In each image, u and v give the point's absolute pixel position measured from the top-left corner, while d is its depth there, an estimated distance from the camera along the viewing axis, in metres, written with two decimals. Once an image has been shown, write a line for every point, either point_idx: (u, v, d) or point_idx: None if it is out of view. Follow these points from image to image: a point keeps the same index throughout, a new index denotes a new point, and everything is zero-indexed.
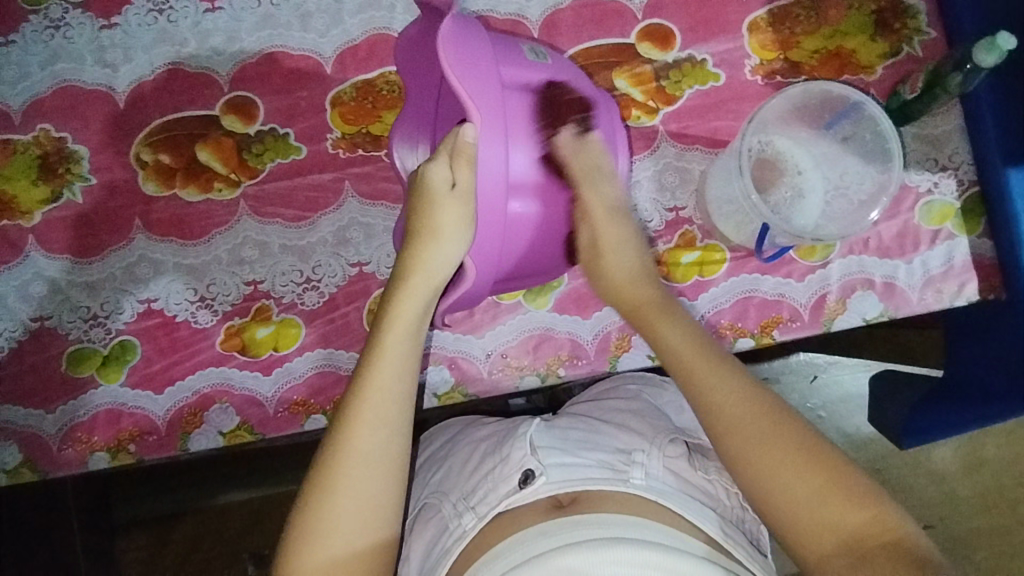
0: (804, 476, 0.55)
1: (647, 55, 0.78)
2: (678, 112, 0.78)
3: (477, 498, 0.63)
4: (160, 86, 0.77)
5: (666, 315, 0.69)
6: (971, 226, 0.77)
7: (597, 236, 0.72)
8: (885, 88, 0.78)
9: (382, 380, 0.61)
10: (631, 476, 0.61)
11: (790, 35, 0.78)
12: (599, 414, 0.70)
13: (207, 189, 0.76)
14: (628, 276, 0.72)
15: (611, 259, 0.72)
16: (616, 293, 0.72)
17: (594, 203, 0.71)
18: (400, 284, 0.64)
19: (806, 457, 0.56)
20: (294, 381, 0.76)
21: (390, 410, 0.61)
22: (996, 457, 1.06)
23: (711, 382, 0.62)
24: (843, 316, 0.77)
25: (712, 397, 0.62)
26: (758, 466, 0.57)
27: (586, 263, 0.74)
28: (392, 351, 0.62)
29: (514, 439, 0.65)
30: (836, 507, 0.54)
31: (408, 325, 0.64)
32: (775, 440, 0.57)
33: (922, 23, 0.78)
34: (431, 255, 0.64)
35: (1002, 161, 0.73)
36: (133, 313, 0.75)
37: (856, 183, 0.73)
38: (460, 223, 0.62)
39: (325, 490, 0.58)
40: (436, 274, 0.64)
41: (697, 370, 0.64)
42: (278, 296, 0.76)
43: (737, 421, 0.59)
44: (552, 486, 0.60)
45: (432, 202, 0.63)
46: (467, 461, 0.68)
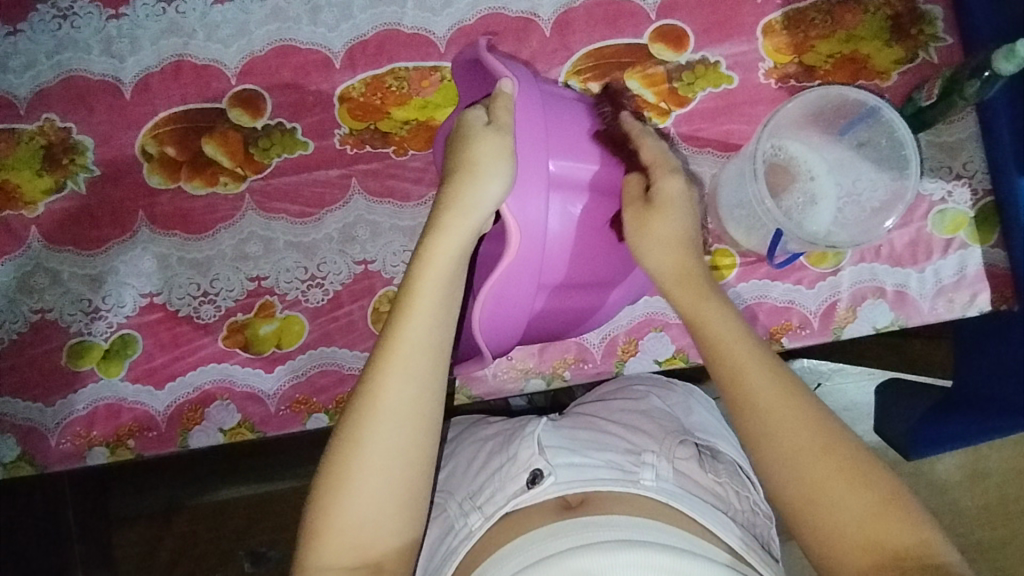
0: (858, 494, 0.53)
1: (660, 56, 0.77)
2: (690, 114, 0.77)
3: (484, 497, 0.62)
4: (167, 77, 0.76)
5: (712, 301, 0.63)
6: (984, 235, 0.76)
7: (654, 188, 0.65)
8: (900, 94, 0.77)
9: (413, 330, 0.58)
10: (641, 477, 0.60)
11: (805, 39, 0.77)
12: (607, 414, 0.69)
13: (212, 183, 0.75)
14: (678, 244, 0.64)
15: (660, 215, 0.64)
16: (659, 259, 0.64)
17: (654, 158, 0.65)
18: (435, 226, 0.60)
19: (857, 480, 0.54)
20: (296, 378, 0.75)
21: (421, 364, 0.57)
22: (1001, 469, 1.05)
23: (766, 390, 0.58)
24: (853, 324, 0.76)
25: (774, 401, 0.57)
26: (807, 480, 0.55)
27: (631, 213, 0.65)
28: (424, 303, 0.58)
29: (521, 438, 0.64)
30: (884, 531, 0.52)
31: (443, 272, 0.59)
32: (829, 457, 0.55)
33: (938, 29, 0.77)
34: (468, 196, 0.59)
35: (1016, 171, 0.72)
36: (135, 306, 0.75)
37: (868, 190, 0.72)
38: (499, 157, 0.59)
39: (354, 444, 0.56)
40: (475, 217, 0.59)
41: (754, 372, 0.59)
42: (282, 293, 0.75)
43: (796, 434, 0.56)
44: (562, 486, 0.59)
45: (468, 142, 0.60)
46: (473, 460, 0.67)
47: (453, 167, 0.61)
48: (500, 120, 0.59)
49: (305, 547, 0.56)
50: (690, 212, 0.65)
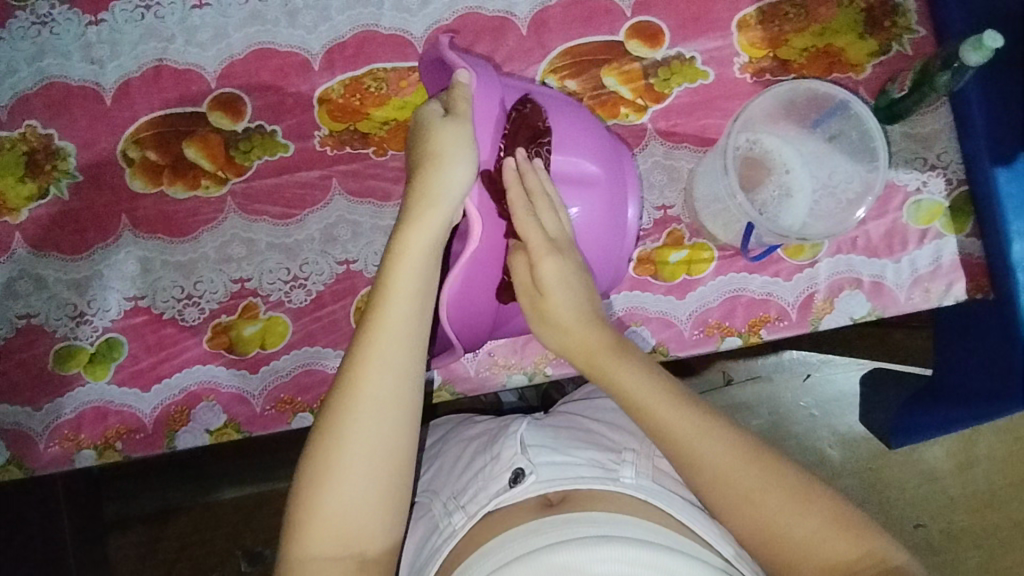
0: (802, 517, 0.53)
1: (636, 53, 0.77)
2: (667, 110, 0.77)
3: (467, 497, 0.63)
4: (147, 82, 0.76)
5: (626, 359, 0.62)
6: (959, 225, 0.76)
7: (538, 274, 0.64)
8: (874, 87, 0.77)
9: (388, 320, 0.59)
10: (621, 474, 0.61)
11: (780, 33, 0.77)
12: (590, 412, 0.71)
13: (194, 186, 0.76)
14: (586, 319, 0.64)
15: (553, 299, 0.64)
16: (557, 339, 0.65)
17: (551, 228, 0.64)
18: (406, 217, 0.61)
19: (805, 503, 0.54)
20: (281, 379, 0.76)
21: (396, 353, 0.58)
22: (988, 456, 1.06)
23: (699, 441, 0.57)
24: (831, 314, 0.77)
25: (700, 448, 0.57)
26: (756, 516, 0.54)
27: (527, 304, 0.66)
28: (398, 291, 0.60)
29: (505, 438, 0.65)
30: (838, 548, 0.52)
31: (416, 264, 0.60)
32: (765, 485, 0.55)
33: (912, 21, 0.77)
34: (435, 185, 0.60)
35: (990, 161, 0.72)
36: (120, 310, 0.75)
37: (844, 181, 0.73)
38: (459, 146, 0.60)
39: (334, 435, 0.56)
40: (446, 204, 0.60)
41: (677, 432, 0.58)
42: (265, 294, 0.76)
43: (735, 479, 0.55)
44: (542, 485, 0.60)
45: (429, 135, 0.61)
46: (457, 460, 0.68)
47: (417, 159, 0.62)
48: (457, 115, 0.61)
49: (290, 538, 0.56)
50: (583, 279, 0.65)
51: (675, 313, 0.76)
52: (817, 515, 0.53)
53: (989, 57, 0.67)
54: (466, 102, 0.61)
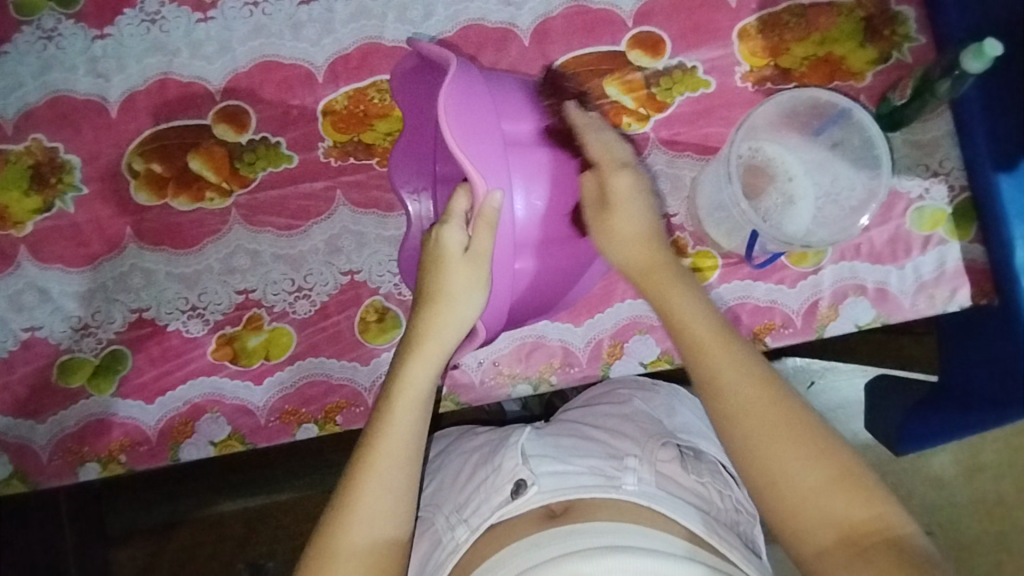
0: (813, 470, 0.55)
1: (638, 63, 0.78)
2: (669, 119, 0.78)
3: (470, 510, 0.63)
4: (152, 95, 0.77)
5: (681, 282, 0.66)
6: (962, 231, 0.77)
7: (608, 189, 0.67)
8: (875, 95, 0.78)
9: (403, 420, 0.63)
10: (623, 481, 0.61)
11: (780, 42, 0.78)
12: (592, 420, 0.70)
13: (198, 198, 0.76)
14: (638, 236, 0.67)
15: (617, 214, 0.67)
16: (618, 251, 0.68)
17: (602, 154, 0.68)
18: (424, 308, 0.66)
19: (817, 451, 0.56)
20: (285, 390, 0.76)
21: (410, 446, 0.62)
22: (996, 463, 1.05)
23: (731, 368, 0.60)
24: (835, 322, 0.77)
25: (732, 377, 0.60)
26: (771, 454, 0.56)
27: (594, 217, 0.68)
28: (415, 383, 0.64)
29: (506, 448, 0.65)
30: (840, 503, 0.54)
31: (429, 363, 0.65)
32: (781, 431, 0.57)
33: (911, 30, 0.78)
34: (449, 280, 0.64)
35: (992, 167, 0.73)
36: (124, 322, 0.75)
37: (846, 187, 0.74)
38: (478, 246, 0.63)
39: (348, 512, 0.60)
40: (459, 302, 0.65)
41: (717, 349, 0.61)
42: (269, 305, 0.76)
43: (751, 407, 0.58)
44: (544, 495, 0.60)
45: (445, 267, 0.64)
46: (460, 472, 0.68)
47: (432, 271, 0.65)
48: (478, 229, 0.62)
49: None
50: (641, 202, 0.67)
51: None
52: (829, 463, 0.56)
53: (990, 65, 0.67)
54: (489, 227, 0.62)
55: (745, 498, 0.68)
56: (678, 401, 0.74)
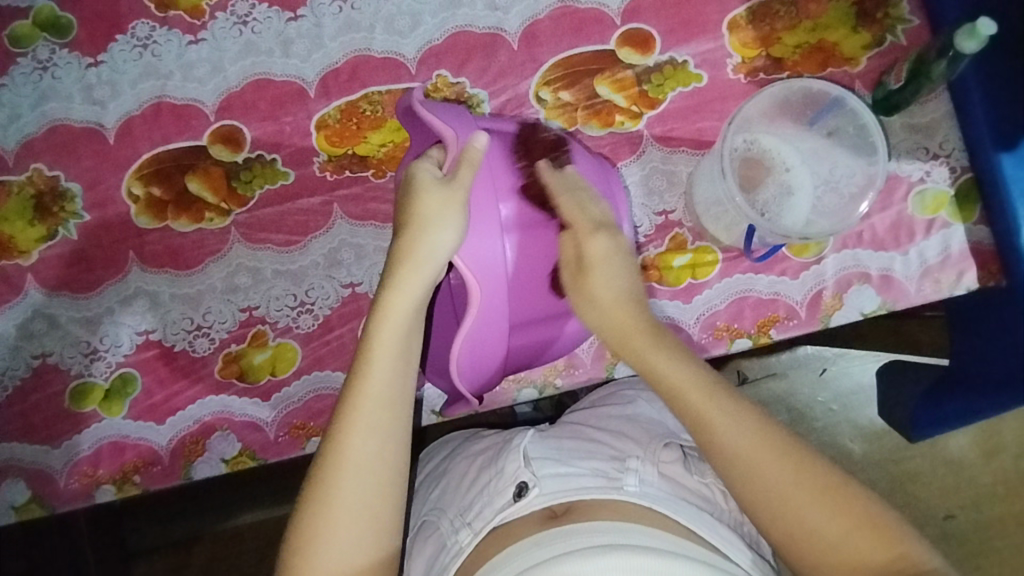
0: (830, 514, 0.56)
1: (628, 60, 0.78)
2: (662, 115, 0.77)
3: (473, 513, 0.63)
4: (149, 120, 0.78)
5: (663, 344, 0.65)
6: (965, 214, 0.75)
7: (583, 252, 0.68)
8: (870, 79, 0.77)
9: (380, 368, 0.62)
10: (624, 483, 0.61)
11: (771, 32, 0.77)
12: (594, 421, 0.71)
13: (198, 219, 0.77)
14: (621, 301, 0.67)
15: (594, 278, 0.67)
16: (599, 315, 0.68)
17: (574, 215, 0.68)
18: (392, 279, 0.64)
19: (832, 500, 0.56)
20: (292, 405, 0.76)
21: (383, 411, 0.61)
22: (1015, 444, 1.04)
23: (731, 435, 0.59)
24: (840, 311, 0.76)
25: (765, 464, 0.58)
26: (797, 513, 0.56)
27: (570, 279, 0.69)
28: (381, 353, 0.63)
29: (509, 452, 0.65)
30: (860, 544, 0.55)
31: (399, 326, 0.63)
32: (798, 482, 0.57)
33: (904, 11, 0.76)
34: (416, 245, 0.64)
35: (992, 146, 0.72)
36: (132, 345, 0.76)
37: (846, 177, 0.74)
38: (449, 209, 0.62)
39: (324, 492, 0.59)
40: (428, 260, 0.63)
41: (716, 415, 0.60)
42: (273, 321, 0.76)
43: (764, 465, 0.58)
44: (545, 497, 0.60)
45: (417, 200, 0.64)
46: (464, 477, 0.68)
47: (413, 218, 0.64)
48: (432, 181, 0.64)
49: None
50: (620, 264, 0.68)
51: (683, 318, 0.76)
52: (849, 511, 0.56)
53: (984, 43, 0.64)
54: (470, 168, 0.62)
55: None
56: None
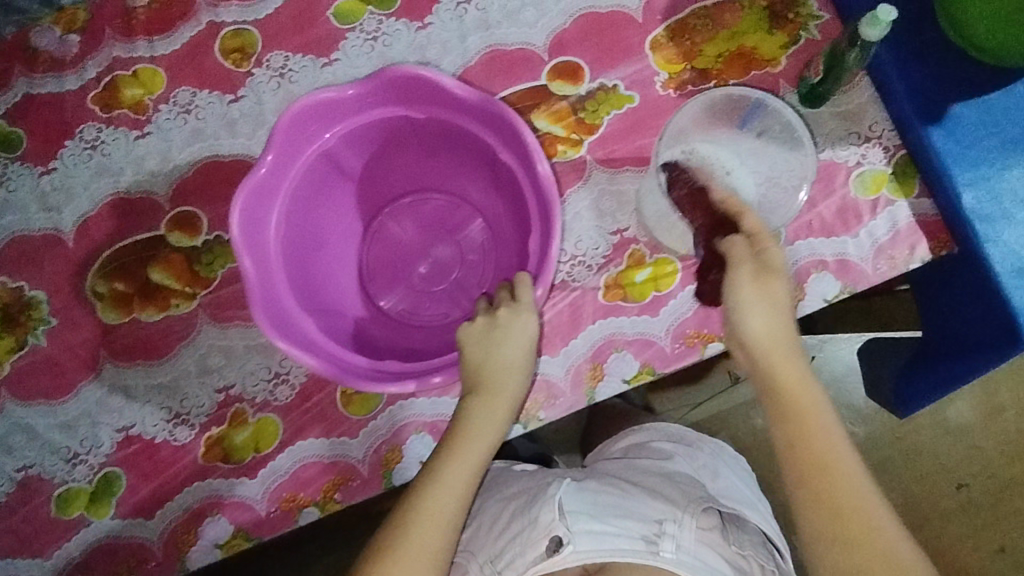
0: None
1: (561, 92, 0.81)
2: (602, 139, 0.80)
3: (504, 561, 0.67)
4: (106, 218, 0.80)
5: (799, 372, 0.65)
6: (907, 188, 0.77)
7: (765, 256, 0.65)
8: (793, 76, 0.79)
9: (449, 484, 0.62)
10: (661, 547, 0.63)
11: (692, 46, 0.80)
12: (632, 475, 0.74)
13: (164, 307, 0.78)
14: (780, 316, 0.65)
15: (775, 282, 0.65)
16: (756, 325, 0.65)
17: (756, 228, 0.67)
18: (478, 401, 0.66)
19: None
20: (280, 478, 0.74)
21: (440, 525, 0.61)
22: (1014, 402, 1.04)
23: (841, 484, 0.61)
24: (804, 301, 0.77)
25: (856, 512, 0.60)
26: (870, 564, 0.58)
27: (750, 277, 0.65)
28: (453, 472, 0.62)
29: (545, 501, 0.67)
30: None
31: (474, 450, 0.64)
32: (876, 556, 0.58)
33: (813, 8, 0.80)
34: (504, 374, 0.66)
35: (921, 125, 0.74)
36: (113, 443, 0.75)
37: (786, 172, 0.77)
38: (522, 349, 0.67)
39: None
40: (508, 391, 0.66)
41: (835, 452, 0.62)
42: (250, 397, 0.76)
43: (855, 523, 0.59)
44: (579, 556, 0.62)
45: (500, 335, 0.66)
46: (496, 520, 0.71)
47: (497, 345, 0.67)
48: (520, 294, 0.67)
49: None
50: (784, 282, 0.65)
51: (653, 331, 0.76)
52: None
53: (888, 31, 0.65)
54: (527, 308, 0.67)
55: (788, 569, 0.72)
56: (720, 465, 0.78)
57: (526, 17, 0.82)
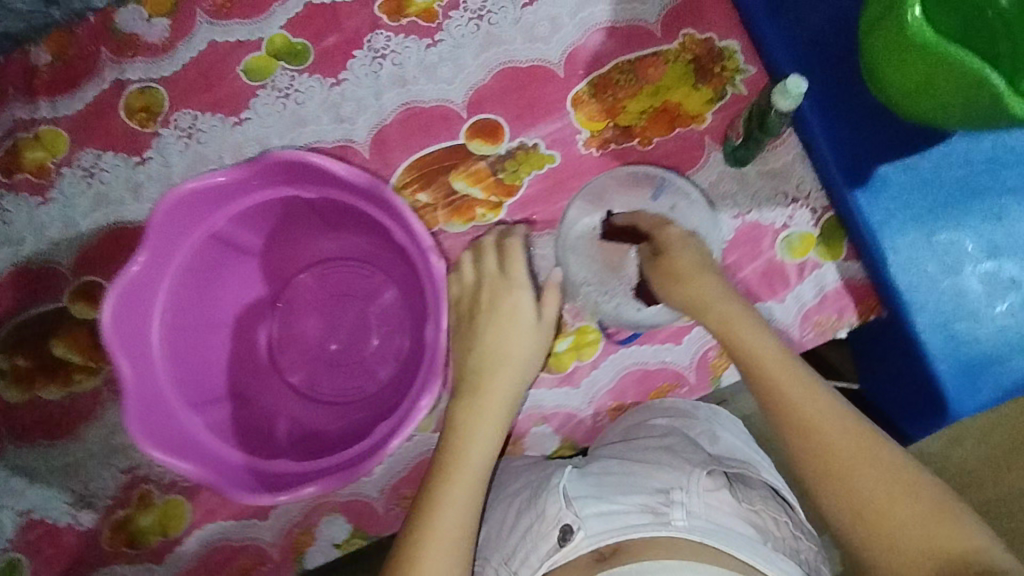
0: (902, 502, 0.57)
1: (480, 152, 0.77)
2: (522, 201, 0.77)
3: (519, 559, 0.63)
4: (7, 290, 0.77)
5: (739, 312, 0.67)
6: (834, 251, 0.75)
7: (662, 239, 0.72)
8: (719, 134, 0.76)
9: (467, 462, 0.66)
10: (672, 517, 0.59)
11: (615, 102, 0.77)
12: (630, 454, 0.68)
13: (67, 383, 0.75)
14: (704, 275, 0.69)
15: (672, 258, 0.70)
16: (681, 296, 0.69)
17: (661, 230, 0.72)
18: (476, 383, 0.70)
19: (903, 490, 0.58)
20: (186, 563, 0.74)
21: (462, 507, 0.64)
22: None
23: (810, 410, 0.62)
24: (728, 370, 0.76)
25: (863, 468, 0.59)
26: (898, 520, 0.57)
27: (648, 267, 0.72)
28: (467, 449, 0.67)
29: (548, 493, 0.64)
30: (943, 535, 0.55)
31: (474, 429, 0.68)
32: (869, 469, 0.59)
33: (739, 62, 0.77)
34: (506, 342, 0.70)
35: (847, 186, 0.72)
36: (15, 528, 0.73)
37: (713, 231, 0.75)
38: (514, 321, 0.71)
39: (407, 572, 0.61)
40: (499, 364, 0.70)
41: (787, 382, 0.64)
42: (157, 479, 0.74)
43: (839, 443, 0.61)
44: (591, 540, 0.60)
45: (500, 310, 0.71)
46: (504, 520, 0.67)
47: (489, 325, 0.71)
48: (503, 285, 0.72)
49: None
50: (713, 276, 0.69)
51: (574, 402, 0.76)
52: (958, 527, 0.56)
53: (800, 102, 0.63)
54: (518, 259, 0.72)
55: (803, 521, 0.67)
56: (718, 425, 0.72)
57: (443, 73, 0.78)
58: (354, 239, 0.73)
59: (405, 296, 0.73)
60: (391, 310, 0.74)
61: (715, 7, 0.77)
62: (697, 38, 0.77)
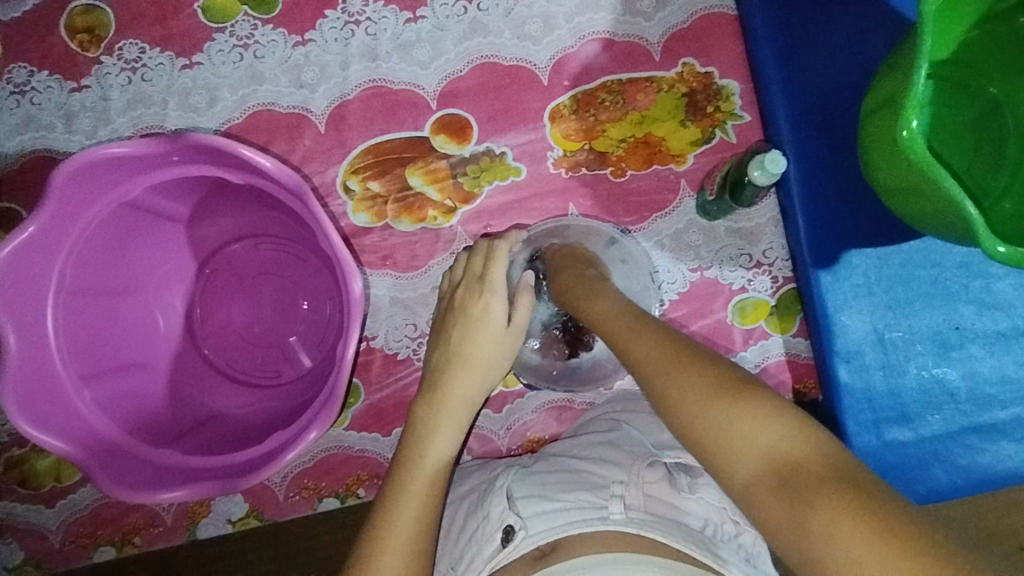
0: (737, 414, 0.40)
1: (442, 149, 0.72)
2: (477, 210, 0.72)
3: (464, 565, 0.57)
4: None
5: (592, 283, 0.58)
6: (785, 324, 0.72)
7: (554, 258, 0.65)
8: (697, 180, 0.72)
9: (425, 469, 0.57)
10: (611, 510, 0.52)
11: (595, 124, 0.71)
12: (578, 453, 0.63)
13: None
14: (579, 270, 0.61)
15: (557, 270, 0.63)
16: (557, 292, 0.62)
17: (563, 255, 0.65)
18: (441, 373, 0.60)
19: (726, 392, 0.41)
20: (77, 513, 0.73)
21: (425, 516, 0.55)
22: None
23: (639, 342, 0.48)
24: None
25: (699, 386, 0.42)
26: (718, 430, 0.40)
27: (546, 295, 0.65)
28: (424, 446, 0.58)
29: (492, 497, 0.60)
30: (785, 449, 0.39)
31: (440, 425, 0.59)
32: (699, 385, 0.42)
33: (735, 106, 0.71)
34: (473, 343, 0.60)
35: (812, 263, 0.68)
36: None
37: (667, 279, 0.72)
38: (492, 335, 0.61)
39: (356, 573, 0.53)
40: (476, 361, 0.60)
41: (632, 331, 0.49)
42: None
43: (678, 372, 0.43)
44: (534, 538, 0.53)
45: (471, 317, 0.61)
46: (455, 526, 0.63)
47: (459, 330, 0.61)
48: (479, 286, 0.62)
49: None
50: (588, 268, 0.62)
51: (493, 428, 0.74)
52: (780, 431, 0.39)
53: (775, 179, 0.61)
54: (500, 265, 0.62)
55: None
56: None
57: (419, 54, 0.71)
58: (287, 221, 0.69)
59: (334, 293, 0.71)
60: (317, 303, 0.71)
61: (722, 42, 0.71)
62: (696, 70, 0.71)
